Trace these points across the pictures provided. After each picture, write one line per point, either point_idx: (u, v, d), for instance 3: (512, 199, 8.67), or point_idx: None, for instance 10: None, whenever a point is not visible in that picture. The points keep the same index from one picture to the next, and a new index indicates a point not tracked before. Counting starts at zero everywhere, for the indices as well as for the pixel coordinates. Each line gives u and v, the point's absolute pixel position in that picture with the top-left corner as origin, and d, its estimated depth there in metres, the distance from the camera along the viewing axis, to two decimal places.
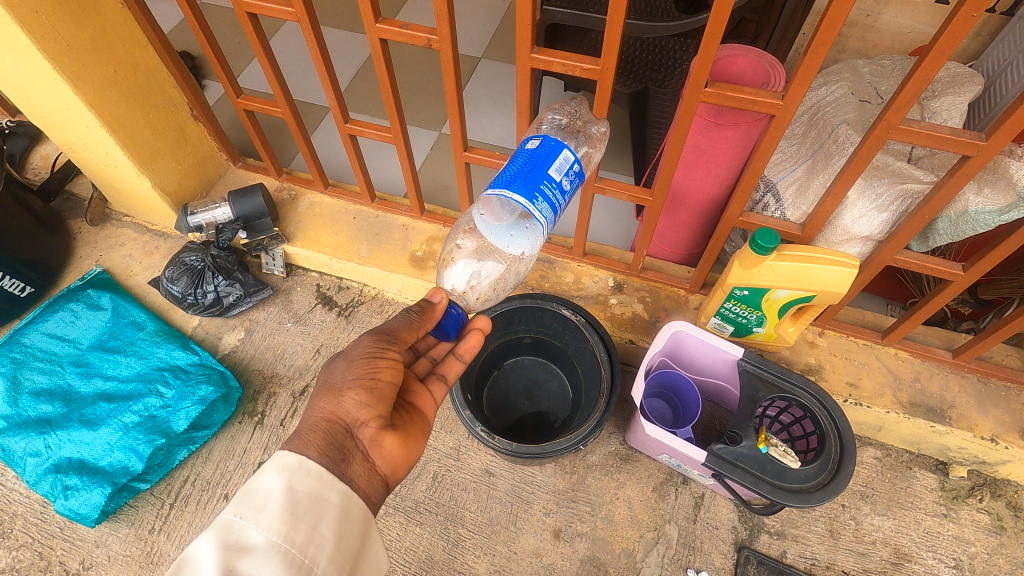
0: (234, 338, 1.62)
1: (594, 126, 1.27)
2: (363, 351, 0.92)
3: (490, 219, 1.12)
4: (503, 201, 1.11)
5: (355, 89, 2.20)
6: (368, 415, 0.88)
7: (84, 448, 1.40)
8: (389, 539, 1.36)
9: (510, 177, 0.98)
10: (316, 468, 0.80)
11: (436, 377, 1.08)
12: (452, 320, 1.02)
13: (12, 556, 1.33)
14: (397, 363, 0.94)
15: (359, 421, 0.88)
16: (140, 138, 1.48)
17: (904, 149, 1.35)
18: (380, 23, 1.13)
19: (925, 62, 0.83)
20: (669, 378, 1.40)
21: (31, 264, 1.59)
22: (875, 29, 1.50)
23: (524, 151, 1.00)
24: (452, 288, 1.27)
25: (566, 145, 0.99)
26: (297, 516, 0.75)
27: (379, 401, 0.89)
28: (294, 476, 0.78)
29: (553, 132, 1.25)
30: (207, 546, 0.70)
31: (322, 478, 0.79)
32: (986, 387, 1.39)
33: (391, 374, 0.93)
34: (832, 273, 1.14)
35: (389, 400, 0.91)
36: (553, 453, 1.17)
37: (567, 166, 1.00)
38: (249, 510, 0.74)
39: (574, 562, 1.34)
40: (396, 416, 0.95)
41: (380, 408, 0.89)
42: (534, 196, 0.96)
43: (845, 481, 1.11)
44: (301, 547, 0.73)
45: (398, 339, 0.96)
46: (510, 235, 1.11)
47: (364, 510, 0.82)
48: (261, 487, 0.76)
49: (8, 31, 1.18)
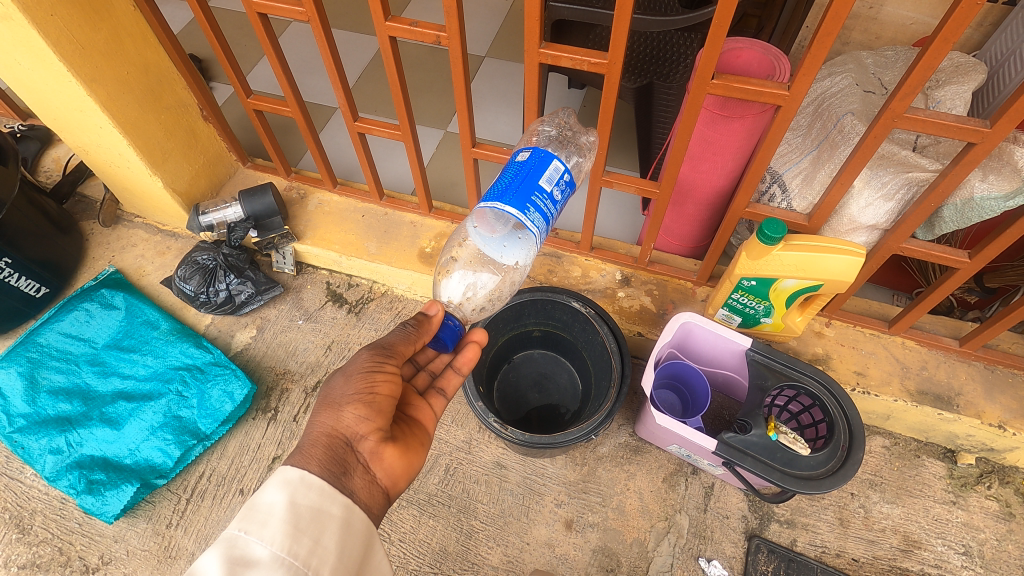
0: (246, 336, 1.64)
1: (583, 137, 1.34)
2: (361, 366, 0.94)
3: (484, 232, 1.17)
4: (497, 213, 1.16)
5: (362, 88, 2.22)
6: (367, 429, 0.90)
7: (108, 446, 1.43)
8: (403, 532, 1.38)
9: (502, 190, 1.00)
10: (318, 482, 0.81)
11: (435, 390, 1.08)
12: (448, 331, 1.04)
13: (32, 552, 1.35)
14: (394, 376, 0.96)
15: (358, 434, 0.89)
16: (152, 139, 1.50)
17: (909, 138, 1.36)
18: (389, 21, 1.14)
19: (930, 50, 0.85)
20: (679, 370, 1.40)
21: (45, 264, 1.61)
22: (879, 21, 1.50)
23: (515, 163, 1.03)
24: (448, 300, 1.26)
25: (556, 155, 1.01)
26: (300, 530, 0.76)
27: (378, 413, 0.91)
28: (297, 490, 0.79)
29: (547, 144, 1.28)
30: (212, 560, 0.71)
31: (323, 492, 0.81)
32: (994, 374, 1.40)
33: (389, 388, 0.94)
34: (839, 262, 1.16)
35: (388, 412, 0.93)
36: (564, 443, 1.18)
37: (558, 176, 1.02)
38: (253, 524, 0.74)
39: (586, 552, 1.35)
40: (396, 428, 0.97)
41: (380, 420, 0.91)
42: (526, 207, 0.97)
43: (854, 468, 1.12)
44: (304, 560, 0.74)
45: (395, 352, 0.97)
46: (504, 246, 1.14)
47: (365, 523, 0.83)
48: (265, 502, 0.77)
49: (24, 34, 1.20)
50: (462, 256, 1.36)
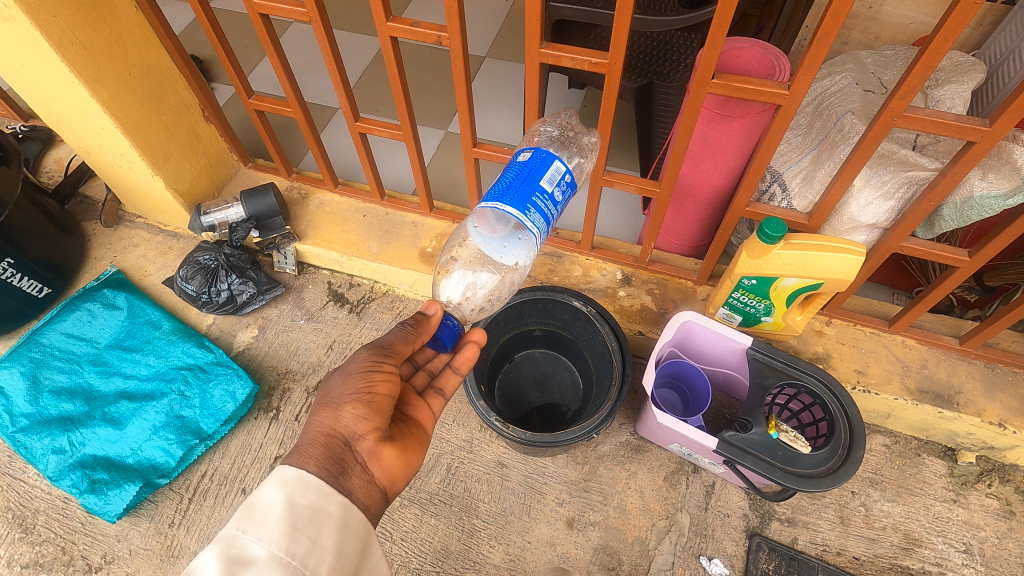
0: (248, 336, 1.64)
1: (585, 138, 1.35)
2: (360, 366, 0.94)
3: (484, 232, 1.17)
4: (497, 213, 1.16)
5: (363, 88, 2.22)
6: (365, 428, 0.90)
7: (110, 446, 1.44)
8: (405, 531, 1.38)
9: (503, 190, 1.01)
10: (316, 481, 0.82)
11: (434, 390, 1.09)
12: (448, 331, 1.04)
13: (35, 551, 1.36)
14: (393, 376, 0.96)
15: (357, 434, 0.90)
16: (154, 139, 1.51)
17: (909, 137, 1.36)
18: (390, 22, 1.15)
19: (930, 49, 0.85)
20: (679, 368, 1.41)
21: (48, 264, 1.61)
22: (878, 20, 1.51)
23: (516, 164, 1.03)
24: (447, 300, 1.27)
25: (557, 156, 1.01)
26: (298, 529, 0.76)
27: (377, 414, 0.92)
28: (295, 489, 0.80)
29: (548, 144, 1.28)
30: (209, 559, 0.71)
31: (321, 492, 0.81)
32: (994, 372, 1.40)
33: (388, 388, 0.95)
34: (839, 260, 1.16)
35: (386, 412, 0.94)
36: (566, 442, 1.19)
37: (559, 177, 1.02)
38: (251, 523, 0.75)
39: (587, 550, 1.35)
40: (395, 428, 0.97)
41: (378, 420, 0.92)
42: (526, 208, 0.98)
43: (855, 466, 1.12)
44: (302, 559, 0.74)
45: (394, 352, 0.98)
46: (504, 246, 1.15)
47: (363, 523, 0.84)
48: (263, 501, 0.77)
49: (26, 34, 1.20)
50: (462, 256, 1.36)
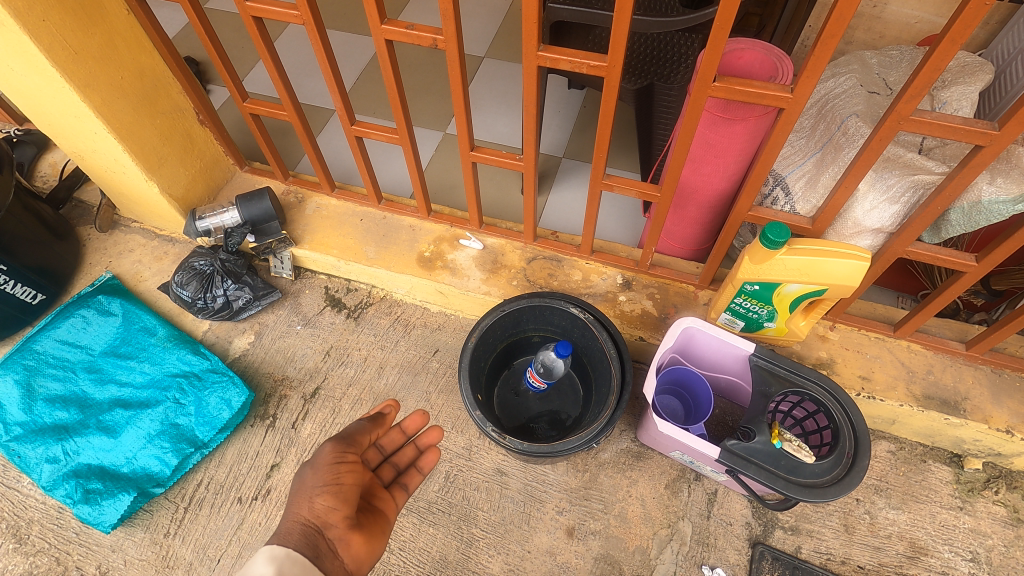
0: (244, 342, 1.63)
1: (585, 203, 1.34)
2: (326, 458, 0.91)
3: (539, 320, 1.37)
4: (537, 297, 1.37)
5: (360, 90, 2.20)
6: (336, 517, 0.87)
7: (105, 455, 1.42)
8: (403, 540, 1.37)
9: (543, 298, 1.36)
10: (301, 558, 0.80)
11: (399, 484, 1.07)
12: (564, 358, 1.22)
13: (30, 562, 1.34)
14: (357, 466, 0.94)
15: (328, 522, 0.87)
16: (148, 143, 1.49)
17: (915, 140, 1.33)
18: (385, 24, 1.13)
19: (938, 51, 0.83)
20: (680, 375, 1.38)
21: (42, 271, 1.59)
22: (883, 19, 1.48)
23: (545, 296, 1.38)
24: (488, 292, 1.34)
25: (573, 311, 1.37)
26: None
27: (345, 502, 0.89)
28: (283, 564, 0.78)
29: None
30: None
31: (306, 568, 0.79)
32: (1001, 378, 1.38)
33: (354, 477, 0.92)
34: (843, 266, 1.14)
35: (354, 500, 0.91)
36: (564, 452, 1.17)
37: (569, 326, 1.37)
38: None
39: (588, 560, 1.33)
40: (362, 514, 0.94)
41: (347, 508, 0.89)
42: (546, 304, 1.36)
43: (860, 476, 1.10)
44: None
45: (355, 442, 0.97)
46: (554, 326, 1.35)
47: None
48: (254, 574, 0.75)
49: (15, 39, 1.18)
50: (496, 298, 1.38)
